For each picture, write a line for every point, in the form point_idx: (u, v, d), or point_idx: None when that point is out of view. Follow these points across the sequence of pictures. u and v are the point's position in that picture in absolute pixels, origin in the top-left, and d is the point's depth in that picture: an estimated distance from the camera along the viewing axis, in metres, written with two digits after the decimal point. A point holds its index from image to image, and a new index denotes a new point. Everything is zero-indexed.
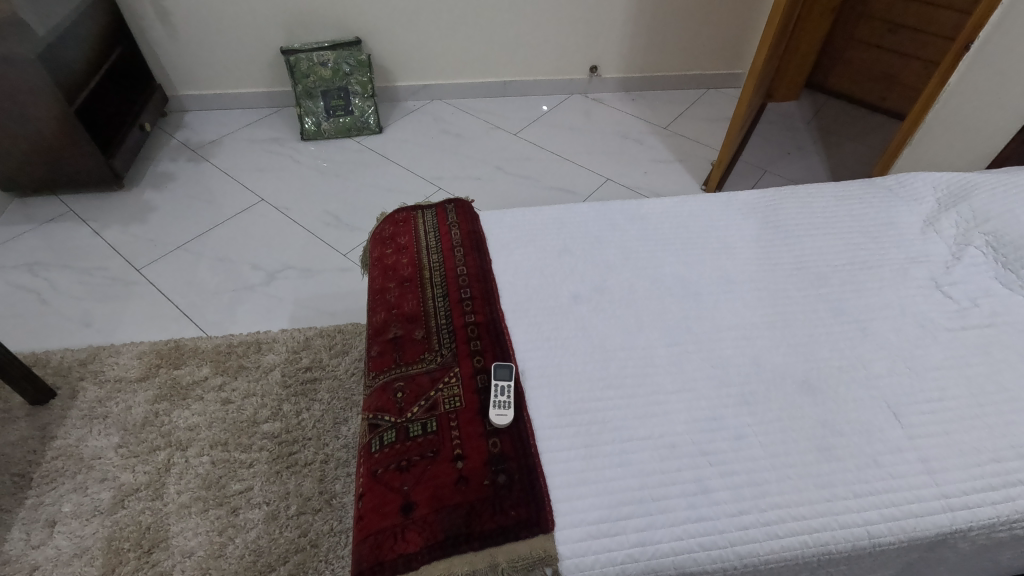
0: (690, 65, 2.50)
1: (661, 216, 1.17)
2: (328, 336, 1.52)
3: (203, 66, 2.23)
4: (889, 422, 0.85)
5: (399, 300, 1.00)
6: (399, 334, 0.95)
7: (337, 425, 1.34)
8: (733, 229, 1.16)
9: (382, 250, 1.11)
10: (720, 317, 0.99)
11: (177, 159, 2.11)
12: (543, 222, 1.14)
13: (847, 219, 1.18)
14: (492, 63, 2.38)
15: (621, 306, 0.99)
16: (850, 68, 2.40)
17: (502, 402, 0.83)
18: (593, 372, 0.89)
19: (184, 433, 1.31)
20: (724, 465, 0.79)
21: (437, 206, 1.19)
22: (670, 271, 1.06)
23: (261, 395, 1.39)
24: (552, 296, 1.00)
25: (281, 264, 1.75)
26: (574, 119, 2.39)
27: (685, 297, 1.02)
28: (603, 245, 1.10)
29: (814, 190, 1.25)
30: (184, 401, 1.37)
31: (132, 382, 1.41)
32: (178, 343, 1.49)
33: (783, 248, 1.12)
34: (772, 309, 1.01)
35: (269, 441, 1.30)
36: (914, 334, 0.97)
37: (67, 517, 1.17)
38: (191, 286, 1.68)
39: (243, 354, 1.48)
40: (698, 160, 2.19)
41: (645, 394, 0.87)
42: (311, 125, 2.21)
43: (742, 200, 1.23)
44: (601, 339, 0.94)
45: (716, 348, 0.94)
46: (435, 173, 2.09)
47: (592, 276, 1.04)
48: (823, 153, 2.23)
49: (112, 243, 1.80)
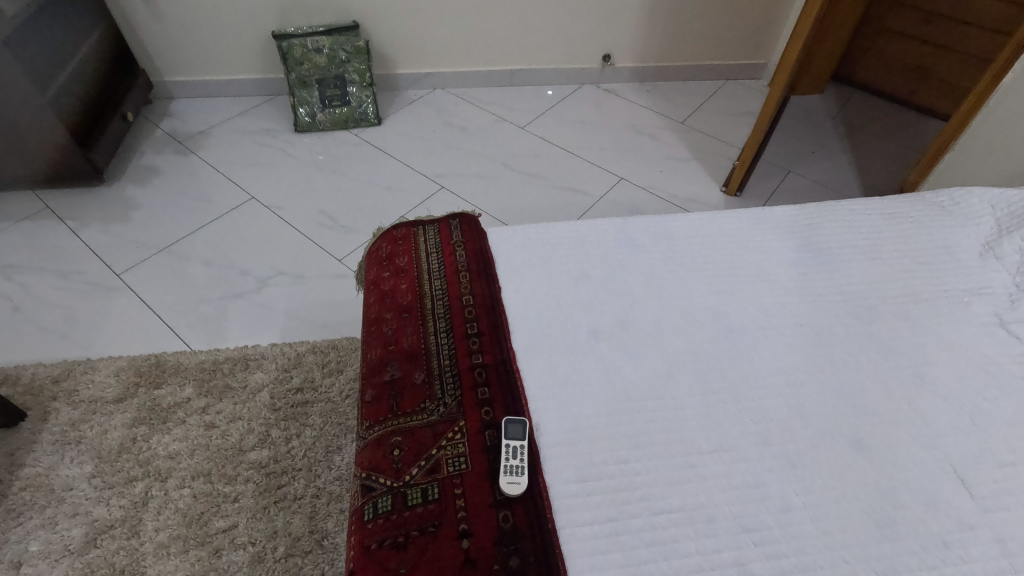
0: (709, 55, 2.35)
1: (689, 235, 1.05)
2: (321, 353, 1.41)
3: (190, 51, 2.08)
4: (957, 492, 0.74)
5: (396, 334, 0.89)
6: (396, 377, 0.84)
7: (329, 455, 1.24)
8: (770, 250, 1.03)
9: (378, 273, 0.99)
10: (760, 359, 0.87)
11: (162, 152, 1.97)
12: (557, 241, 1.02)
13: (897, 242, 1.05)
14: (499, 51, 2.23)
15: (648, 345, 0.87)
16: (880, 60, 2.25)
17: (514, 466, 0.73)
18: (617, 427, 0.78)
19: (164, 462, 1.21)
20: (770, 545, 0.69)
21: (440, 222, 1.07)
22: (701, 301, 0.94)
23: (248, 419, 1.28)
24: (569, 331, 0.88)
25: (272, 269, 1.63)
26: (585, 111, 2.25)
27: (719, 334, 0.90)
28: (625, 270, 0.97)
29: (858, 206, 1.12)
30: (164, 425, 1.27)
31: (108, 404, 1.30)
32: (159, 359, 1.38)
33: (824, 275, 0.99)
34: (819, 349, 0.89)
35: (256, 472, 1.20)
36: (980, 381, 0.85)
37: (35, 557, 1.07)
38: (174, 293, 1.56)
39: (229, 372, 1.37)
40: (717, 159, 2.05)
41: (676, 455, 0.76)
42: (304, 115, 2.06)
43: (779, 216, 1.10)
44: (625, 385, 0.82)
45: (756, 397, 0.82)
46: (437, 170, 1.96)
47: (612, 308, 0.91)
48: (851, 152, 2.08)
49: (91, 244, 1.67)
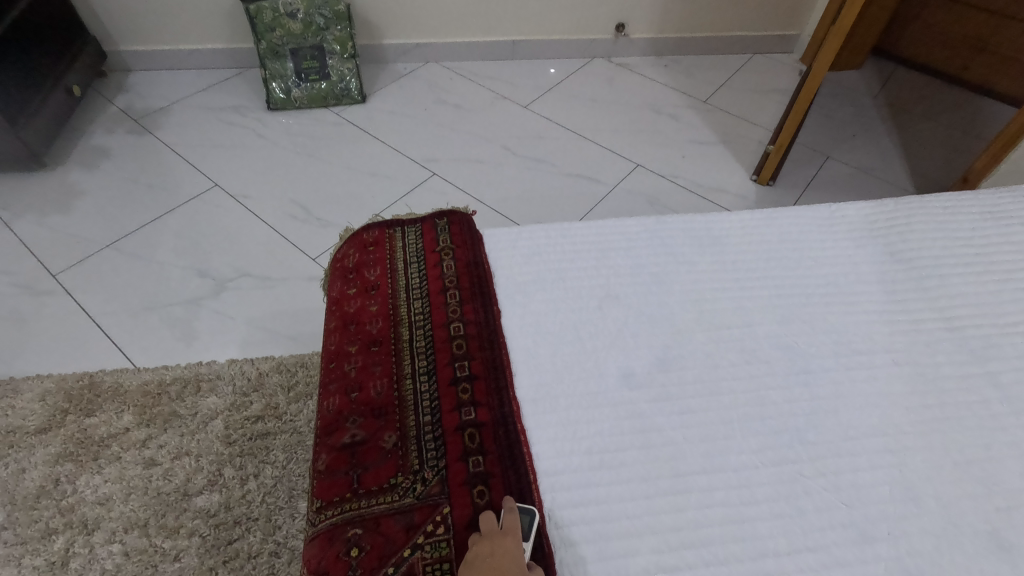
0: (736, 25, 2.09)
1: (740, 241, 0.83)
2: (288, 372, 1.19)
3: (147, 16, 1.82)
4: None
5: (361, 377, 0.67)
6: (359, 439, 0.62)
7: (294, 500, 1.02)
8: (845, 262, 0.81)
9: (341, 290, 0.77)
10: (848, 415, 0.65)
11: (115, 131, 1.73)
12: (574, 249, 0.79)
13: (1006, 251, 0.82)
14: (499, 18, 1.97)
15: (698, 396, 0.65)
16: (929, 31, 1.99)
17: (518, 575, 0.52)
18: (662, 517, 0.57)
19: (92, 510, 1.00)
20: None
21: (424, 222, 0.85)
22: (763, 333, 0.72)
23: (196, 455, 1.07)
24: (593, 376, 0.67)
25: (234, 270, 1.41)
26: (596, 88, 2.00)
27: (788, 377, 0.68)
28: (664, 290, 0.75)
29: (948, 203, 0.89)
30: (95, 463, 1.05)
31: (30, 435, 1.08)
32: (94, 380, 1.16)
33: (920, 297, 0.76)
34: (925, 401, 0.67)
35: (202, 524, 0.99)
36: None
37: None
38: (119, 296, 1.34)
39: (177, 395, 1.15)
40: (747, 143, 1.81)
41: (744, 561, 0.55)
42: (278, 91, 1.82)
43: (852, 217, 0.87)
44: (670, 453, 0.61)
45: (847, 472, 0.61)
46: (429, 154, 1.72)
47: (649, 342, 0.70)
48: (897, 135, 1.84)
49: (25, 239, 1.44)
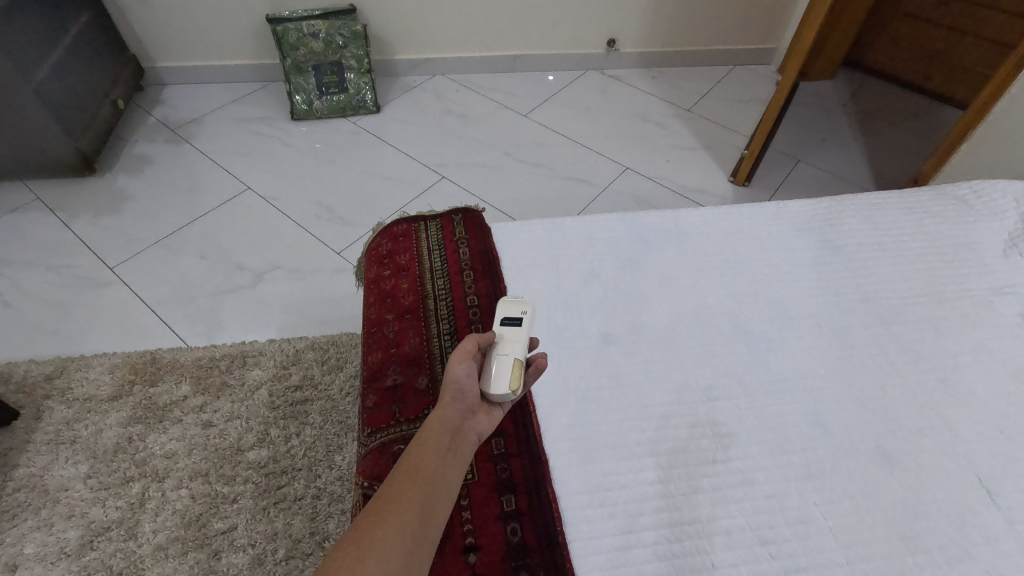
0: (717, 40, 2.29)
1: (701, 231, 1.01)
2: (321, 349, 1.38)
3: (183, 36, 2.01)
4: (983, 502, 0.71)
5: (398, 337, 0.86)
6: (399, 383, 0.81)
7: (330, 454, 1.21)
8: (786, 247, 0.99)
9: (378, 272, 0.96)
10: (777, 365, 0.84)
11: (155, 140, 1.91)
12: (565, 239, 0.98)
13: (919, 238, 1.00)
14: (500, 35, 2.16)
15: (661, 350, 0.84)
16: (894, 45, 2.18)
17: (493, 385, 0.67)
18: (629, 436, 0.76)
19: (161, 462, 1.18)
20: (789, 559, 0.66)
21: (443, 217, 1.04)
22: (715, 303, 0.90)
23: (246, 418, 1.25)
24: (580, 336, 0.85)
25: (269, 263, 1.59)
26: (588, 98, 2.19)
27: (733, 337, 0.86)
28: (637, 271, 0.94)
29: (876, 200, 1.07)
30: (161, 424, 1.24)
31: (103, 402, 1.27)
32: (154, 356, 1.35)
33: (844, 275, 0.95)
34: (838, 354, 0.85)
35: (255, 473, 1.17)
36: (1008, 388, 0.82)
37: (30, 560, 1.05)
38: (168, 286, 1.53)
39: (226, 369, 1.33)
40: (725, 148, 2.00)
41: (690, 466, 0.73)
42: (301, 103, 2.01)
43: (796, 212, 1.05)
44: (638, 392, 0.80)
45: (774, 405, 0.79)
46: (438, 159, 1.91)
47: (623, 310, 0.88)
48: (862, 140, 2.03)
49: (82, 236, 1.63)
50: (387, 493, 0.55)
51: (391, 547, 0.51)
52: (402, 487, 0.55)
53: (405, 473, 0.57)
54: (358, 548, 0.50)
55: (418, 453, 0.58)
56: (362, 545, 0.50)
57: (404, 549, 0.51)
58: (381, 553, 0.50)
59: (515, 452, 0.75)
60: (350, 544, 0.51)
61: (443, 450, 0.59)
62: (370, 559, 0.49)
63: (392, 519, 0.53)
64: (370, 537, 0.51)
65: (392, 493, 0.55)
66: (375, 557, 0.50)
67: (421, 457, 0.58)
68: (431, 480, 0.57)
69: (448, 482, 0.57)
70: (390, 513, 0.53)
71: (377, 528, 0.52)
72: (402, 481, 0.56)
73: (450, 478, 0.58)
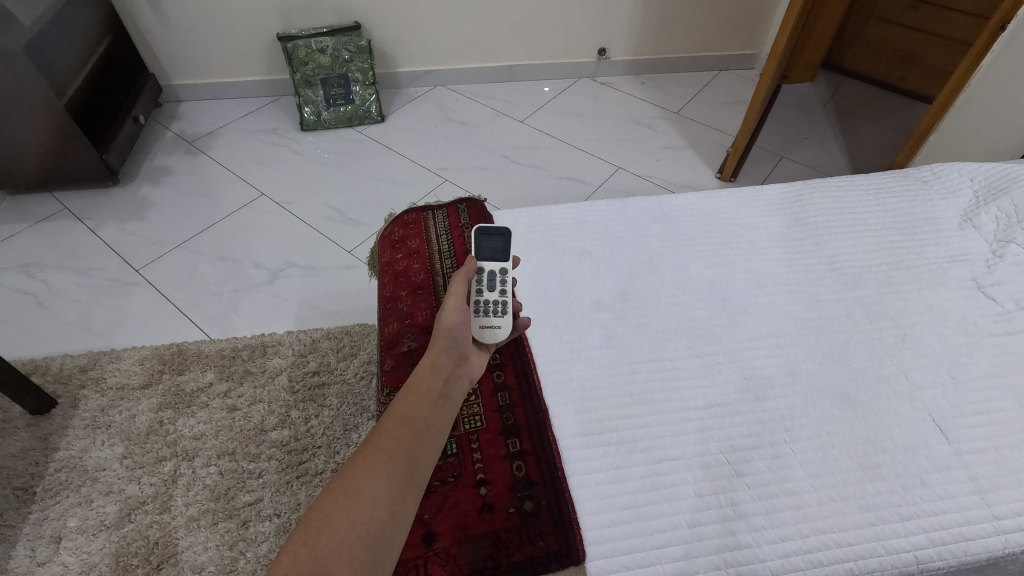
0: (702, 47, 2.41)
1: (685, 212, 1.11)
2: (335, 338, 1.48)
3: (198, 56, 2.14)
4: (935, 438, 0.80)
5: (412, 309, 0.97)
6: (412, 348, 0.91)
7: (347, 432, 1.29)
8: (761, 224, 1.09)
9: (392, 255, 1.07)
10: (753, 326, 0.93)
11: (174, 152, 2.03)
12: (559, 223, 1.08)
13: (879, 214, 1.10)
14: (497, 47, 2.29)
15: (648, 317, 0.94)
16: (869, 47, 2.30)
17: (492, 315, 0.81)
18: (620, 387, 0.85)
19: (190, 443, 1.26)
20: (761, 486, 0.75)
21: (449, 206, 1.15)
22: (697, 274, 1.01)
23: (268, 402, 1.34)
24: (573, 304, 0.96)
25: (285, 262, 1.70)
26: (582, 103, 2.32)
27: (713, 304, 0.96)
28: (624, 248, 1.04)
29: (843, 182, 1.17)
30: (189, 409, 1.33)
31: (135, 390, 1.36)
32: (181, 348, 1.44)
33: (813, 247, 1.05)
34: (806, 316, 0.95)
35: (278, 450, 1.25)
36: (957, 341, 0.91)
37: (73, 533, 1.13)
38: (190, 285, 1.63)
39: (248, 358, 1.43)
40: (711, 146, 2.11)
41: (676, 412, 0.83)
42: (310, 114, 2.13)
43: (769, 195, 1.15)
44: (626, 350, 0.90)
45: (749, 359, 0.89)
46: (440, 163, 2.02)
47: (613, 282, 0.99)
48: (842, 136, 2.14)
49: (109, 241, 1.73)
50: (377, 442, 0.61)
51: (379, 491, 0.57)
52: (391, 436, 0.61)
53: (395, 422, 0.63)
54: (345, 493, 0.56)
55: (407, 404, 0.64)
56: (350, 490, 0.56)
57: (391, 490, 0.57)
58: (371, 496, 0.56)
59: (518, 403, 0.86)
60: (340, 489, 0.56)
61: (433, 399, 0.66)
62: (359, 502, 0.55)
63: (381, 467, 0.58)
64: (359, 482, 0.57)
65: (382, 441, 0.61)
66: (364, 501, 0.56)
67: (410, 407, 0.64)
68: (418, 429, 0.63)
69: (433, 431, 0.64)
70: (381, 460, 0.59)
71: (367, 474, 0.58)
72: (392, 430, 0.62)
73: (436, 425, 0.64)
